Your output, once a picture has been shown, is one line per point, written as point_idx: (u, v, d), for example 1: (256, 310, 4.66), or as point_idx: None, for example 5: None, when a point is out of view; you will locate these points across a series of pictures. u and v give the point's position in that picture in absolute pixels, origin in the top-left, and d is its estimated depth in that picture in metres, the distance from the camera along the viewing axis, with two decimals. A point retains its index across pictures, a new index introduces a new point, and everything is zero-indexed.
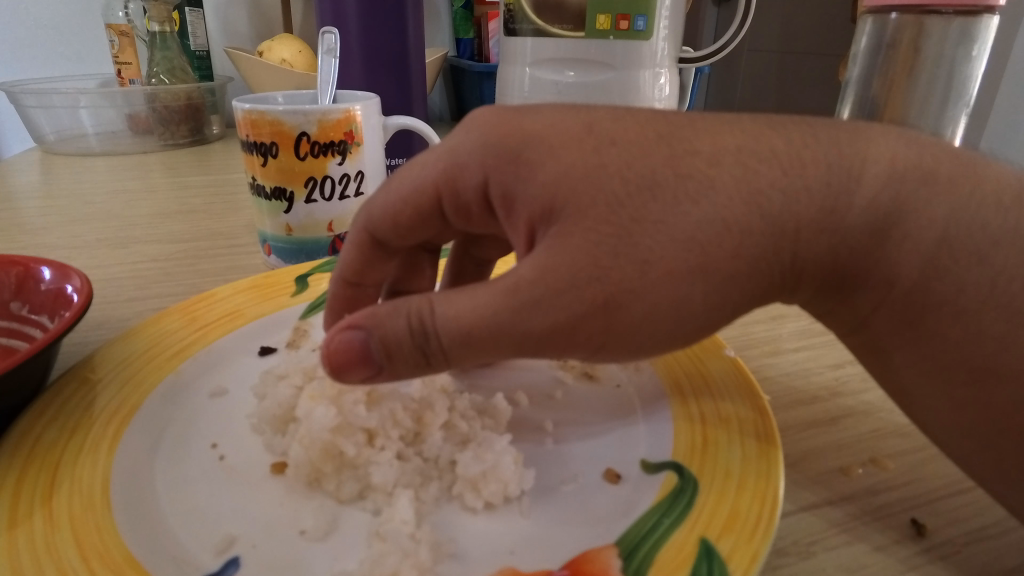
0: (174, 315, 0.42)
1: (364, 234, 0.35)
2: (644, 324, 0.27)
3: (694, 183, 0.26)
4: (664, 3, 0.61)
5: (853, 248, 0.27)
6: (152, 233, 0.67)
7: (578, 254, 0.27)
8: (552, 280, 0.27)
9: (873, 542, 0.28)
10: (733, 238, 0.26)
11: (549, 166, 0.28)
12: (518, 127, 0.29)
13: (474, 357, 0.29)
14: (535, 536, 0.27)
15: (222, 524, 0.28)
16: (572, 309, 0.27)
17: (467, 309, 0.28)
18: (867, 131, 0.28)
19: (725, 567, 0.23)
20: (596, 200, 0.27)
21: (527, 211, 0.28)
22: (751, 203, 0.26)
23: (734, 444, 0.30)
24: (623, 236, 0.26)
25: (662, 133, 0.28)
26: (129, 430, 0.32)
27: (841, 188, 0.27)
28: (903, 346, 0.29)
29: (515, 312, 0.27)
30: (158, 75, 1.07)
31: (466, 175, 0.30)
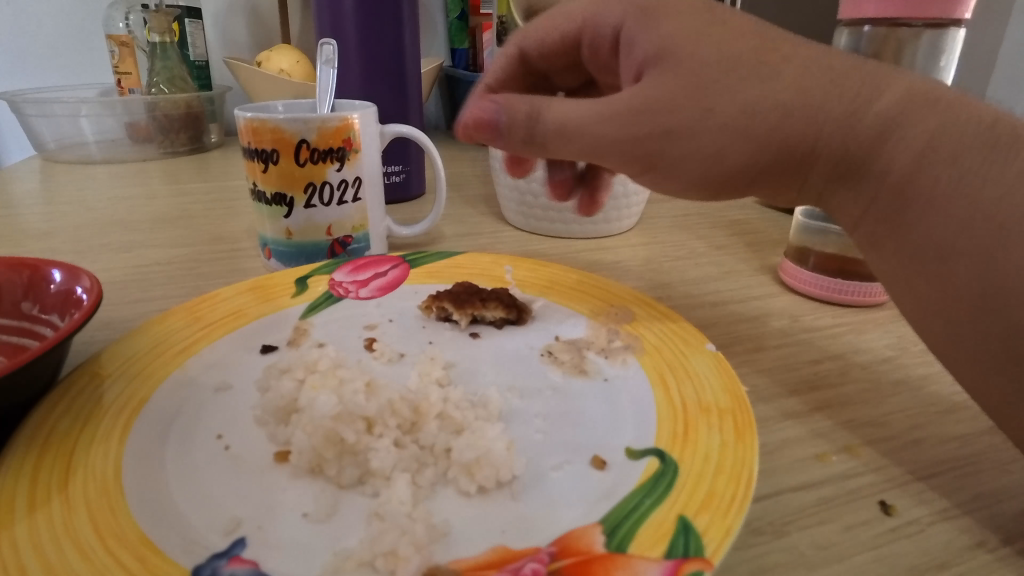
0: (179, 314, 0.44)
1: (516, 49, 0.53)
2: (683, 160, 0.39)
3: (767, 61, 0.36)
4: None
5: (861, 144, 0.35)
6: (154, 238, 0.69)
7: (670, 91, 0.37)
8: (643, 102, 0.38)
9: (843, 523, 0.30)
10: (774, 116, 0.36)
11: (668, 23, 0.39)
12: (667, 2, 0.40)
13: (576, 142, 0.41)
14: (525, 516, 0.29)
15: (229, 507, 0.29)
16: (640, 134, 0.38)
17: (575, 109, 0.40)
18: (895, 73, 0.37)
19: (700, 541, 0.25)
20: (687, 34, 0.38)
21: (646, 49, 0.39)
22: (799, 81, 0.36)
23: (713, 432, 0.32)
24: (696, 94, 0.37)
25: (762, 41, 0.37)
26: (137, 421, 0.34)
27: (862, 98, 0.36)
28: (885, 229, 0.36)
29: (606, 119, 0.39)
30: (158, 85, 1.09)
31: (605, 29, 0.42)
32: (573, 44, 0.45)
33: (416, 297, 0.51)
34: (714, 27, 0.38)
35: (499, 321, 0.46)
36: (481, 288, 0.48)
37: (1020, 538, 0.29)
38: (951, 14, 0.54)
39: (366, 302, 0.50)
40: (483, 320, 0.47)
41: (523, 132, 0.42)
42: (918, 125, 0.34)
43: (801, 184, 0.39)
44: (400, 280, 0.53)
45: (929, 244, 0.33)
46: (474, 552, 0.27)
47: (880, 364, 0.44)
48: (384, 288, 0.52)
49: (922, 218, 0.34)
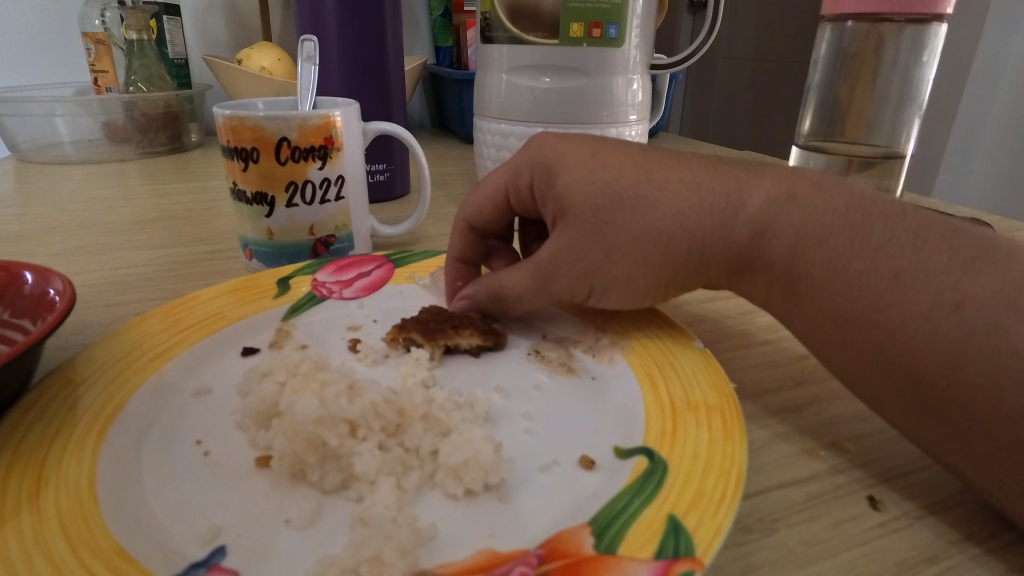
0: (156, 317, 0.43)
1: (463, 223, 0.48)
2: (611, 287, 0.40)
3: (646, 192, 0.38)
4: (635, 12, 0.63)
5: (741, 247, 0.37)
6: (132, 240, 0.67)
7: (581, 241, 0.39)
8: (563, 257, 0.39)
9: (832, 518, 0.30)
10: (666, 240, 0.38)
11: (568, 176, 0.40)
12: (555, 149, 0.41)
13: (534, 301, 0.42)
14: (512, 520, 0.28)
15: (208, 515, 0.28)
16: (570, 278, 0.40)
17: (519, 282, 0.41)
18: (758, 176, 0.38)
19: (690, 541, 0.24)
20: (582, 183, 0.39)
21: (554, 201, 0.40)
22: (677, 206, 0.38)
23: (702, 430, 0.31)
24: (600, 236, 0.38)
25: (640, 164, 0.40)
26: (112, 428, 0.33)
27: (730, 210, 0.37)
28: (793, 312, 0.37)
29: (545, 275, 0.40)
30: (137, 84, 1.08)
31: (519, 180, 0.43)
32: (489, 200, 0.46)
33: (401, 297, 0.50)
34: (599, 168, 0.39)
35: (479, 342, 0.42)
36: (452, 313, 0.44)
37: (1005, 531, 0.29)
38: (933, 10, 0.53)
39: (351, 303, 0.49)
40: (457, 350, 0.42)
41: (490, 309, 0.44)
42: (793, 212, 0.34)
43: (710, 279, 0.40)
44: (385, 279, 0.52)
45: (823, 309, 0.34)
46: (462, 556, 0.26)
47: None
48: (368, 288, 0.51)
49: (817, 297, 0.35)
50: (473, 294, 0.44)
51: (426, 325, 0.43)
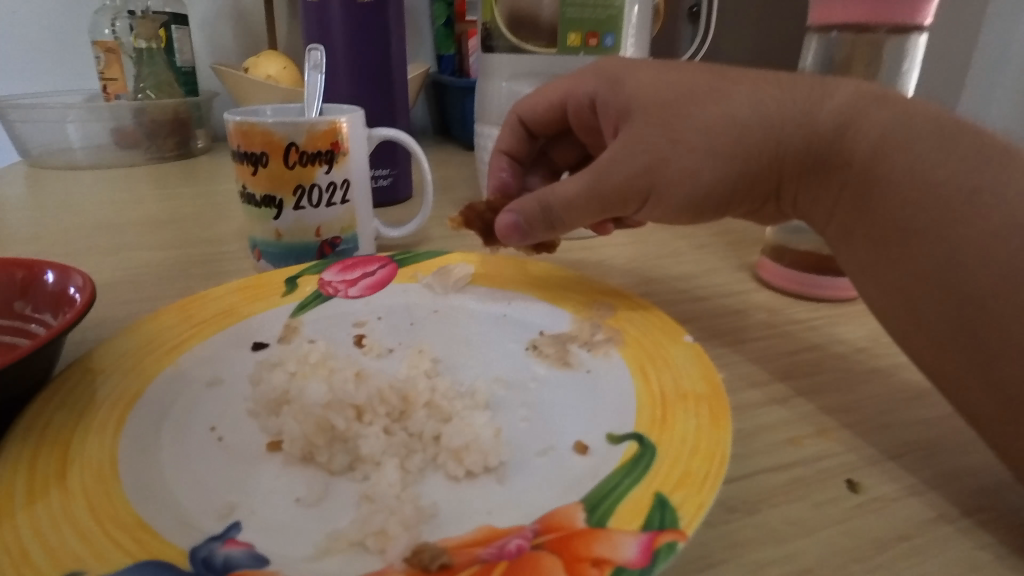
0: (171, 312, 0.44)
1: (514, 117, 0.57)
2: (680, 183, 0.42)
3: (717, 87, 0.42)
4: (630, 21, 0.64)
5: (812, 151, 0.39)
6: (143, 241, 0.69)
7: (648, 132, 0.42)
8: (623, 155, 0.43)
9: (812, 501, 0.32)
10: (736, 134, 0.41)
11: (634, 79, 0.45)
12: (621, 65, 0.47)
13: (583, 211, 0.45)
14: (509, 499, 0.30)
15: (223, 494, 0.30)
16: (625, 175, 0.43)
17: (570, 189, 0.44)
18: (831, 82, 0.41)
19: (675, 515, 0.26)
20: (648, 82, 0.44)
21: (617, 107, 0.46)
22: (755, 96, 0.41)
23: (690, 417, 0.33)
24: (659, 126, 0.42)
25: (689, 86, 0.42)
26: (131, 413, 0.35)
27: (807, 107, 0.40)
28: (856, 224, 0.38)
29: (600, 172, 0.43)
30: (145, 90, 1.10)
31: (584, 94, 0.49)
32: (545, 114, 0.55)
33: (404, 295, 0.52)
34: (668, 73, 0.44)
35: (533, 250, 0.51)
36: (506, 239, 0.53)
37: (977, 512, 0.31)
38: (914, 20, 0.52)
39: (356, 301, 0.51)
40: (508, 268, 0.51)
41: (543, 225, 0.46)
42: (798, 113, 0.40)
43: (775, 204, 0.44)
44: (389, 278, 0.53)
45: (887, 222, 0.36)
46: (462, 531, 0.28)
47: (853, 354, 0.46)
48: (373, 286, 0.52)
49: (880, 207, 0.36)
50: (519, 206, 0.46)
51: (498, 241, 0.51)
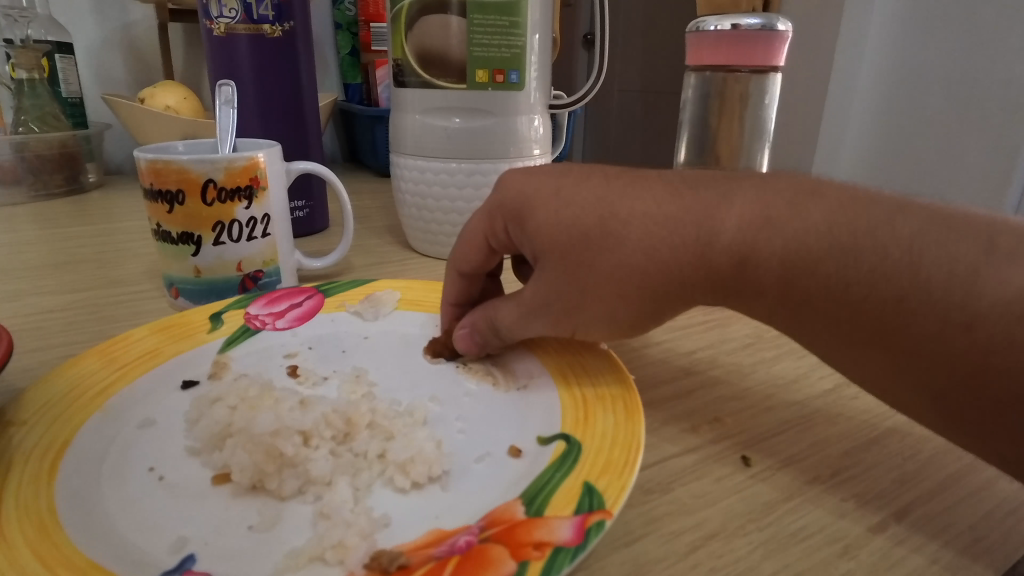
0: (92, 357, 0.43)
1: (456, 273, 0.47)
2: (598, 315, 0.40)
3: (607, 226, 0.38)
4: (532, 58, 0.70)
5: (730, 270, 0.37)
6: (41, 285, 0.66)
7: (559, 281, 0.39)
8: (556, 295, 0.40)
9: (715, 476, 0.37)
10: (662, 267, 0.37)
11: (541, 214, 0.40)
12: (523, 189, 0.42)
13: (526, 333, 0.43)
14: (455, 503, 0.33)
15: (174, 529, 0.31)
16: (573, 305, 0.40)
17: (515, 321, 0.42)
18: (728, 195, 0.38)
19: (602, 498, 0.30)
20: (551, 224, 0.39)
21: (528, 245, 0.41)
22: (647, 238, 0.37)
23: (608, 414, 0.38)
24: (569, 280, 0.39)
25: (599, 199, 0.39)
26: (64, 460, 0.34)
27: (709, 231, 0.37)
28: (800, 330, 0.38)
29: (527, 310, 0.41)
30: (27, 123, 1.02)
31: (494, 226, 0.43)
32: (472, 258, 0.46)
33: (334, 323, 0.53)
34: (564, 206, 0.39)
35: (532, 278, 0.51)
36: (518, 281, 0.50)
37: (842, 471, 0.38)
38: (769, 62, 0.61)
39: (286, 332, 0.52)
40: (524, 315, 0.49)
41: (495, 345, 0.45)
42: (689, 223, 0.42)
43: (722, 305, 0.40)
44: (317, 308, 0.54)
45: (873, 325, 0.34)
46: (413, 536, 0.30)
47: (742, 350, 0.53)
48: (301, 317, 0.53)
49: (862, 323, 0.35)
50: (470, 323, 0.45)
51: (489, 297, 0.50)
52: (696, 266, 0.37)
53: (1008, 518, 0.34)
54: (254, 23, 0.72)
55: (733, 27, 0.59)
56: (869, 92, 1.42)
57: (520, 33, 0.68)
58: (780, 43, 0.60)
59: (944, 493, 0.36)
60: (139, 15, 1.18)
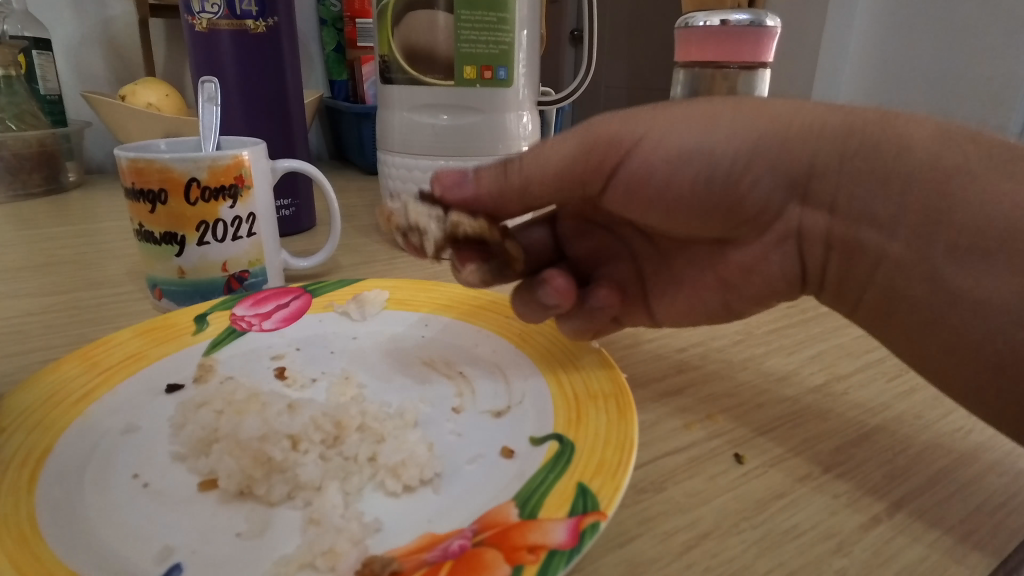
0: (73, 361, 0.42)
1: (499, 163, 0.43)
2: (669, 192, 0.44)
3: (871, 134, 0.38)
4: (520, 53, 0.70)
5: (914, 219, 0.37)
6: (20, 287, 0.64)
7: (688, 159, 0.42)
8: (699, 167, 0.42)
9: (708, 474, 0.37)
10: (897, 191, 0.37)
11: (660, 134, 0.43)
12: (646, 117, 0.43)
13: (551, 184, 0.43)
14: (447, 506, 0.32)
15: (160, 537, 0.30)
16: (695, 180, 0.43)
17: (553, 158, 0.42)
18: (892, 121, 0.39)
19: (595, 499, 0.30)
20: (684, 134, 0.42)
21: (627, 143, 0.43)
22: (848, 125, 0.39)
23: (600, 413, 0.37)
24: (656, 161, 0.43)
25: (861, 128, 0.39)
26: (44, 468, 0.33)
27: (897, 154, 0.37)
28: (897, 337, 0.40)
29: (671, 172, 0.43)
30: (5, 121, 0.98)
31: (590, 151, 0.43)
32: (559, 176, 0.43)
33: (322, 324, 0.52)
34: (677, 121, 0.43)
35: (492, 276, 0.46)
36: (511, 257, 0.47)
37: (833, 467, 0.38)
38: (759, 57, 0.61)
39: (273, 334, 0.51)
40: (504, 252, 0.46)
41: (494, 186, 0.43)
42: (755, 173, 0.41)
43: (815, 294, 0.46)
44: (305, 309, 0.53)
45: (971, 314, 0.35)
46: (405, 540, 0.30)
47: (732, 346, 0.53)
48: (288, 318, 0.52)
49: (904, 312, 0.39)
50: (483, 166, 0.43)
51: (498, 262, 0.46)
52: (868, 169, 0.38)
53: (1000, 512, 0.34)
54: (237, 18, 0.72)
55: (723, 23, 0.60)
56: (873, 51, 1.82)
57: (508, 30, 0.67)
58: (769, 39, 0.60)
59: (935, 487, 0.36)
60: (119, 10, 1.16)
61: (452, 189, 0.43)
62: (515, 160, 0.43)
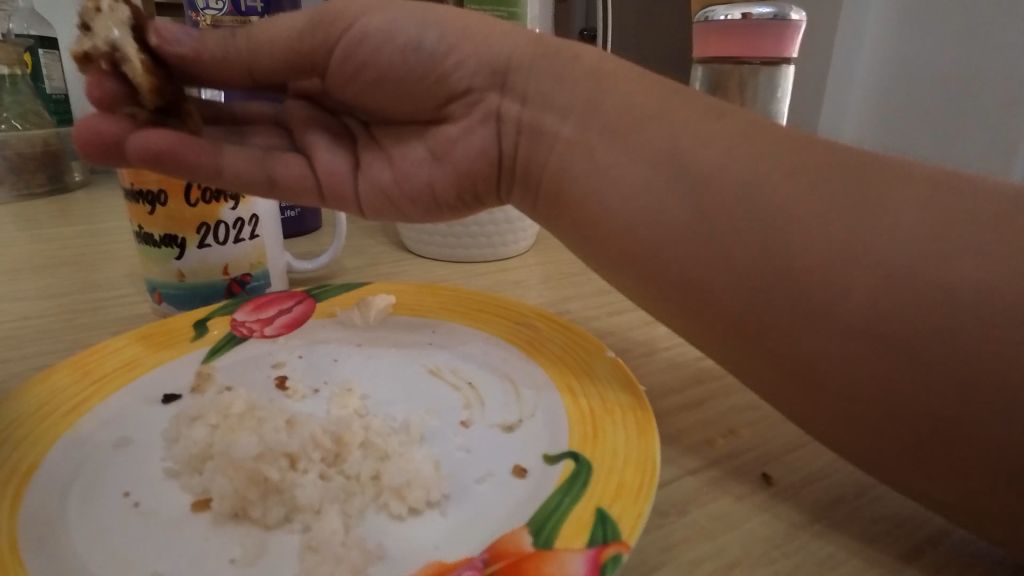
0: (65, 370, 0.41)
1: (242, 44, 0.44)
2: (391, 101, 0.48)
3: (673, 113, 0.38)
4: (534, 49, 0.69)
5: (766, 221, 0.33)
6: (18, 290, 0.63)
7: (416, 26, 0.44)
8: (400, 67, 0.45)
9: (734, 496, 0.34)
10: (737, 187, 0.34)
11: (377, 20, 0.44)
12: (382, 3, 0.45)
13: (272, 63, 0.46)
14: (455, 532, 0.30)
15: (149, 564, 0.28)
16: (408, 80, 0.46)
17: (171, 36, 0.42)
18: (691, 95, 0.40)
19: (616, 527, 0.28)
20: (486, 60, 0.44)
21: (348, 41, 0.45)
22: (675, 135, 0.37)
23: (619, 429, 0.35)
24: (369, 68, 0.46)
25: (655, 110, 0.38)
26: (30, 488, 0.31)
27: (705, 153, 0.36)
28: (737, 360, 0.35)
29: (375, 55, 0.45)
30: (9, 120, 0.97)
31: (316, 38, 0.45)
32: (288, 53, 0.45)
33: (325, 331, 0.50)
34: (394, 16, 0.44)
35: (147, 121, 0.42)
36: (173, 160, 0.42)
37: (868, 488, 0.35)
38: (780, 52, 0.59)
39: (274, 340, 0.49)
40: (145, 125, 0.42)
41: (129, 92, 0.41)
42: (474, 61, 0.44)
43: (523, 204, 0.47)
44: (307, 314, 0.51)
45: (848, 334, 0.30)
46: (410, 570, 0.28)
47: None
48: (289, 324, 0.50)
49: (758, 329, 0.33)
50: (175, 35, 0.42)
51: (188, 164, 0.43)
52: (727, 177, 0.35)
53: None
54: (241, 14, 0.70)
55: (744, 17, 0.57)
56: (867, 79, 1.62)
57: (519, 26, 0.66)
58: (792, 33, 0.58)
59: None
60: None
61: (170, 43, 0.42)
62: (244, 32, 0.45)
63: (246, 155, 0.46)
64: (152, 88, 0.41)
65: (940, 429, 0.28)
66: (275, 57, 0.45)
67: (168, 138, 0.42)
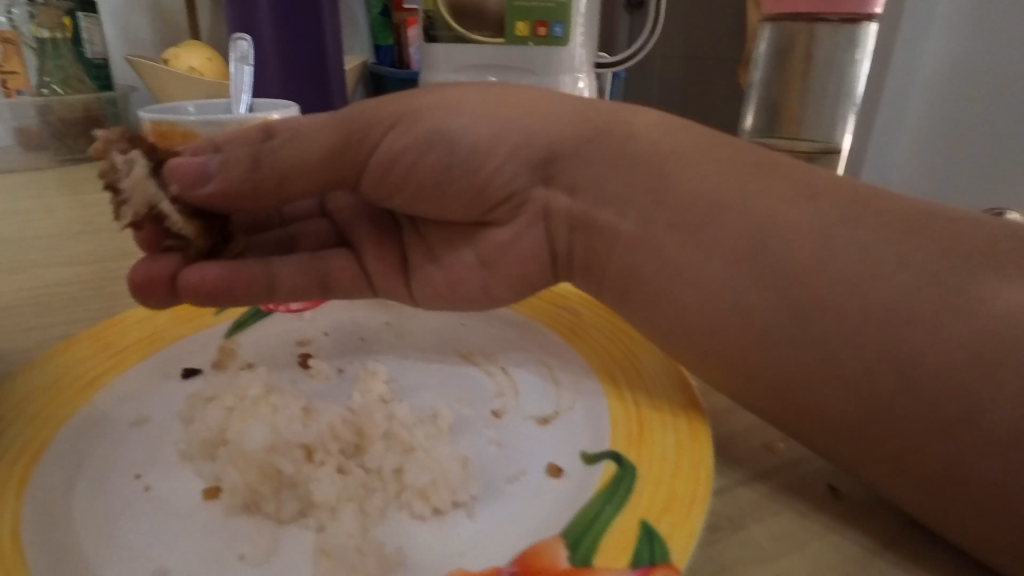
0: (85, 341, 0.39)
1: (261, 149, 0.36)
2: (437, 201, 0.41)
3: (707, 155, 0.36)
4: (580, 11, 0.66)
5: (774, 283, 0.32)
6: (54, 256, 0.62)
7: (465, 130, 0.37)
8: (452, 162, 0.38)
9: (796, 511, 0.30)
10: (745, 240, 0.33)
11: (427, 120, 0.38)
12: (414, 102, 0.38)
13: (306, 182, 0.37)
14: (482, 539, 0.27)
15: (154, 556, 0.26)
16: (458, 187, 0.39)
17: (191, 167, 0.36)
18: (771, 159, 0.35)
19: (665, 548, 0.24)
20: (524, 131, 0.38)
21: (398, 130, 0.38)
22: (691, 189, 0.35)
23: (668, 431, 0.31)
24: (416, 160, 0.38)
25: (707, 147, 0.36)
26: (40, 467, 0.30)
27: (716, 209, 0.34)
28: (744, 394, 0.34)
29: (425, 149, 0.38)
30: (51, 85, 0.99)
31: (356, 151, 0.37)
32: (317, 170, 0.37)
33: (353, 308, 0.47)
34: (450, 116, 0.38)
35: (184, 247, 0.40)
36: (234, 292, 0.40)
37: None
38: (865, 10, 0.66)
39: (299, 316, 0.46)
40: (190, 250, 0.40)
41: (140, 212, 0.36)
42: (507, 145, 0.38)
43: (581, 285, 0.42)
44: None
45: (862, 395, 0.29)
46: None
47: None
48: (316, 300, 0.48)
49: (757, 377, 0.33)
50: (203, 167, 0.36)
51: (240, 295, 0.41)
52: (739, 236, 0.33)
53: None
54: None
55: None
56: None
57: None
58: None
59: None
60: None
61: (193, 186, 0.36)
62: (268, 146, 0.36)
63: (298, 265, 0.42)
64: (198, 232, 0.39)
65: (959, 479, 0.27)
66: (304, 179, 0.37)
67: (218, 269, 0.40)
